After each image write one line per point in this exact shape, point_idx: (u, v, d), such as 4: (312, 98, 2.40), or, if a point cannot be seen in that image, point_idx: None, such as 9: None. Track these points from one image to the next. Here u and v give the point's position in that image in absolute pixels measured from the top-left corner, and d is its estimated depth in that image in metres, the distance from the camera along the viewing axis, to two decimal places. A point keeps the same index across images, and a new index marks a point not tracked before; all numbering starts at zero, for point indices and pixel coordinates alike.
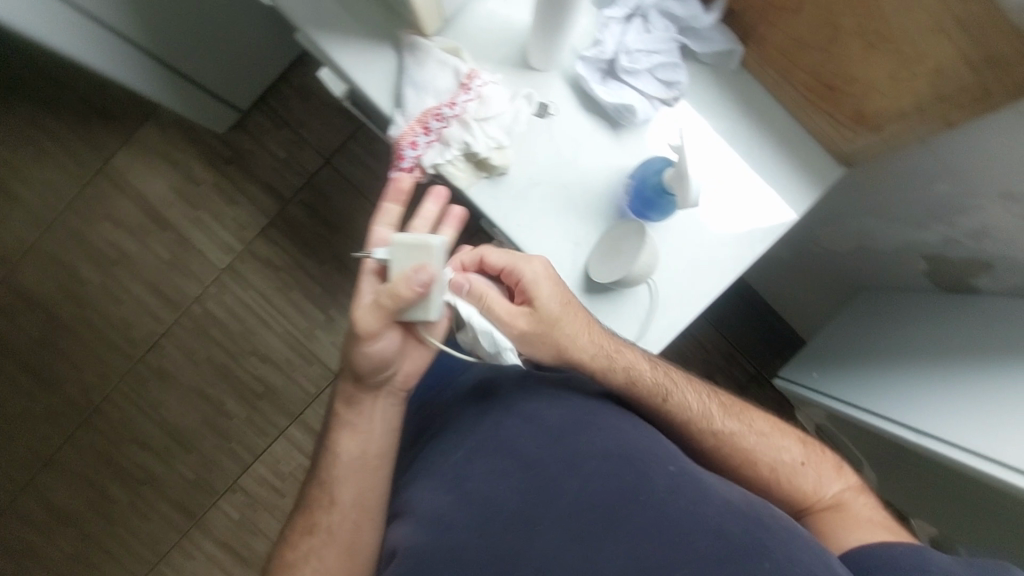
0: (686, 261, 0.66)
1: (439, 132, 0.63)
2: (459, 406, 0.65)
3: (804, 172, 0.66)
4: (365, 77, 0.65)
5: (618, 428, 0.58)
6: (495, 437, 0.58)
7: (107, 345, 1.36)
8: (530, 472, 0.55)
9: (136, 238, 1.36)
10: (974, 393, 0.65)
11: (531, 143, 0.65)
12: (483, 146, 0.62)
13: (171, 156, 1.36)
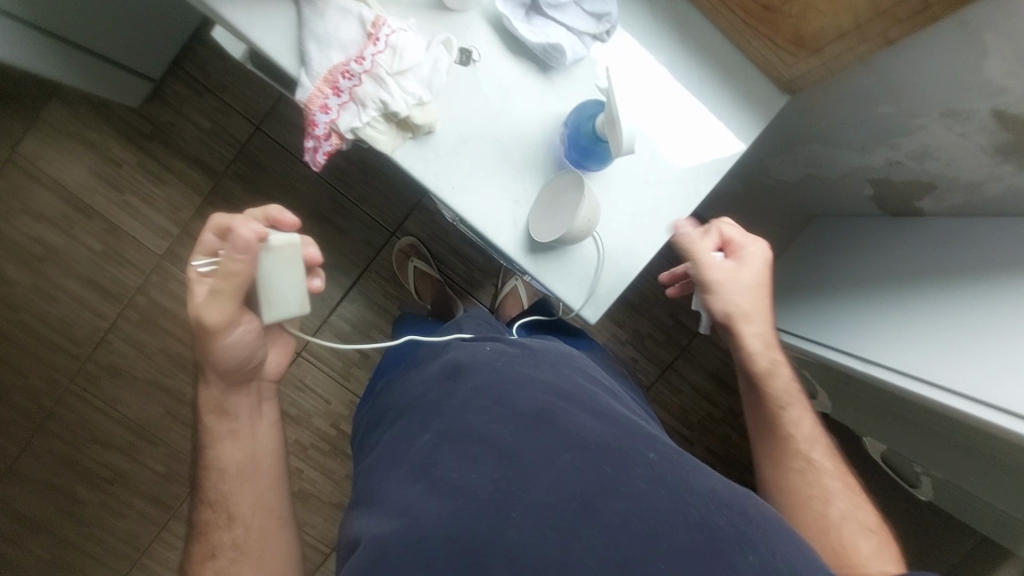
0: (630, 210, 0.63)
1: (351, 91, 0.57)
2: (429, 401, 0.64)
3: (745, 104, 0.63)
4: (263, 33, 0.58)
5: (592, 417, 0.59)
6: (468, 428, 0.57)
7: (48, 346, 1.29)
8: (503, 459, 0.54)
9: (60, 230, 1.26)
10: (918, 318, 0.66)
11: (456, 95, 0.60)
12: (403, 104, 0.57)
13: (84, 137, 1.24)
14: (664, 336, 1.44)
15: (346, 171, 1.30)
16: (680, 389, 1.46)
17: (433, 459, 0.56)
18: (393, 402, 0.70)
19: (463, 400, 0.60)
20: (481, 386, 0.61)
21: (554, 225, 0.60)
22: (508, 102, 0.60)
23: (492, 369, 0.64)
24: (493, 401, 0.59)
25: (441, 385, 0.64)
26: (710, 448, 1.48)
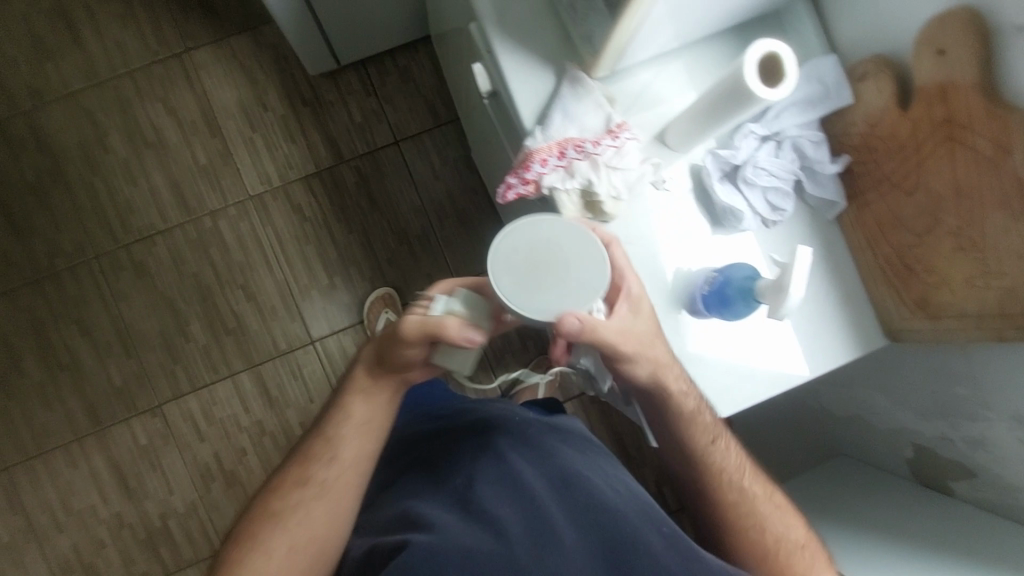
0: (724, 363, 0.70)
1: (571, 161, 0.66)
2: (462, 437, 0.71)
3: (853, 329, 0.72)
4: (521, 87, 0.70)
5: (620, 489, 0.64)
6: (501, 469, 0.64)
7: (99, 219, 1.29)
8: (538, 501, 0.59)
9: (181, 132, 1.32)
10: (928, 570, 0.70)
11: (642, 207, 0.69)
12: (604, 192, 0.67)
13: (253, 74, 1.35)
14: None
15: (447, 212, 1.40)
16: None
17: (479, 492, 0.61)
18: (432, 429, 0.76)
19: (508, 449, 0.67)
20: (525, 446, 0.68)
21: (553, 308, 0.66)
22: (675, 232, 0.70)
23: (524, 430, 0.71)
24: (529, 458, 0.66)
25: (489, 428, 0.71)
26: None
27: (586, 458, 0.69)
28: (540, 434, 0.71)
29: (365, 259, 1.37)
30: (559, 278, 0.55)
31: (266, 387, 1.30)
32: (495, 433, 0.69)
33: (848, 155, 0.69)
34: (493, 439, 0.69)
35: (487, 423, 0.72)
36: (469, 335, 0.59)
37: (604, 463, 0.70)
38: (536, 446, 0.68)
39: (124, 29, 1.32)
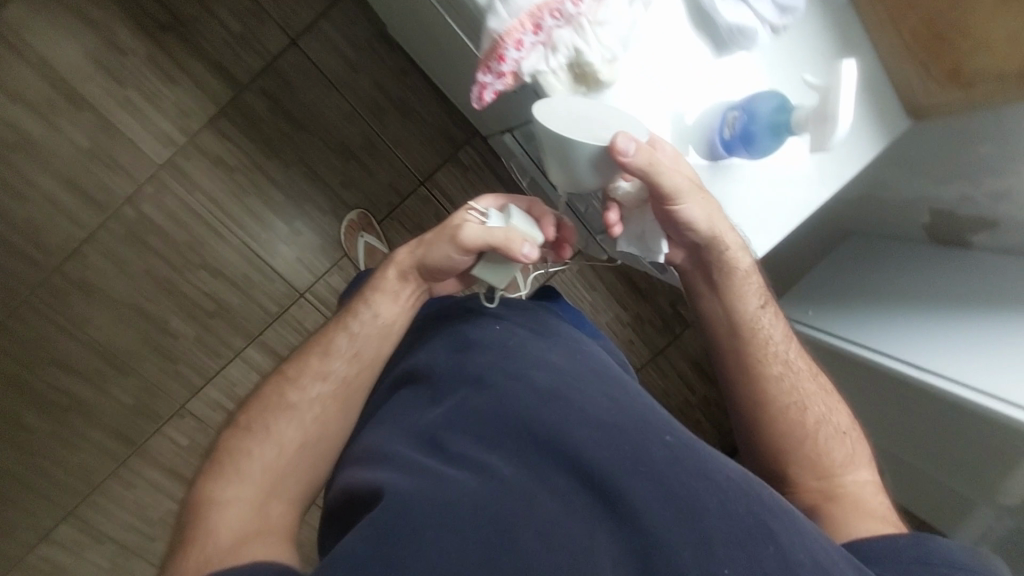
0: (756, 202, 0.66)
1: (549, 32, 0.54)
2: (443, 372, 0.68)
3: (874, 119, 0.67)
4: None
5: (611, 403, 0.61)
6: (486, 402, 0.61)
7: (7, 250, 1.11)
8: (520, 432, 0.57)
9: (40, 116, 1.08)
10: (969, 333, 0.77)
11: (639, 57, 0.59)
12: (598, 57, 0.55)
13: (85, 12, 1.06)
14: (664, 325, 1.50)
15: (384, 108, 1.22)
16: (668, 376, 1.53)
17: (501, 410, 0.60)
18: (447, 339, 0.72)
19: (534, 372, 0.64)
20: (552, 368, 0.65)
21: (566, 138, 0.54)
22: (680, 77, 0.60)
23: (501, 349, 0.68)
24: (509, 377, 0.63)
25: (514, 352, 0.67)
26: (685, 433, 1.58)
27: (568, 372, 0.65)
28: (523, 353, 0.67)
29: (318, 191, 1.23)
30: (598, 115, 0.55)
31: (277, 353, 1.26)
32: (473, 358, 0.67)
33: None
34: (519, 360, 0.66)
35: (514, 347, 0.68)
36: (525, 251, 0.63)
37: (595, 369, 0.68)
38: (569, 369, 0.66)
39: None
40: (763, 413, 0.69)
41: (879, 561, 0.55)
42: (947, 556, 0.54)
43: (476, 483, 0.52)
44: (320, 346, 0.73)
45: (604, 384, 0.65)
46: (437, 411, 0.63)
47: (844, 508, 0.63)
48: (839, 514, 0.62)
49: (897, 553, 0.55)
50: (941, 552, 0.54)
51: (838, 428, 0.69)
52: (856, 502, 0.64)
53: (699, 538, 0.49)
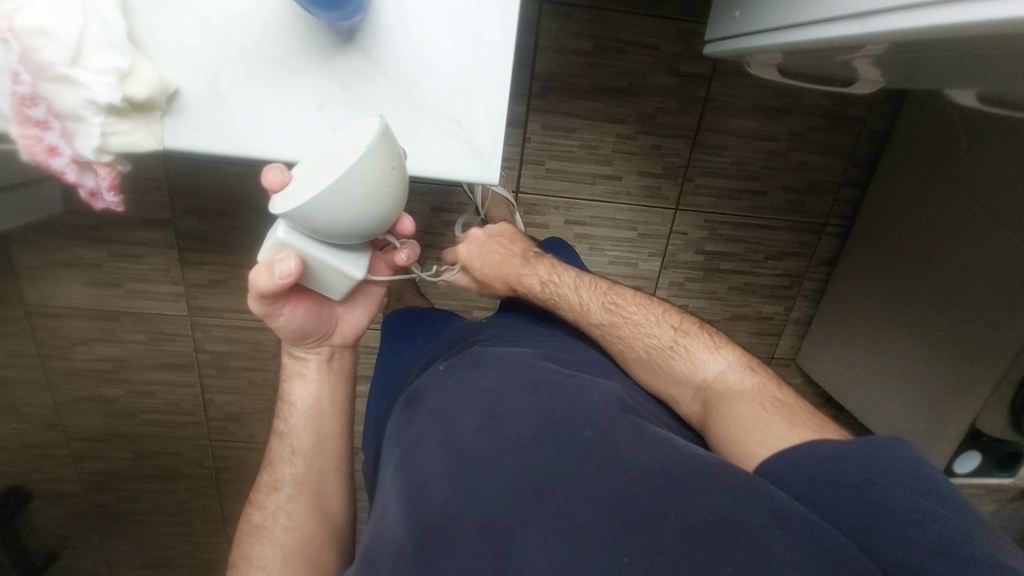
0: (449, 31, 0.47)
1: (52, 112, 0.44)
2: (394, 433, 0.65)
3: None
4: None
5: (537, 412, 0.55)
6: (420, 447, 0.56)
7: (177, 425, 1.46)
8: (450, 467, 0.52)
9: (108, 341, 1.35)
10: None
11: (170, 25, 0.46)
12: (107, 84, 0.44)
13: (56, 259, 1.25)
14: (676, 101, 1.20)
15: None
16: (724, 146, 1.25)
17: (440, 440, 0.55)
18: (402, 405, 0.68)
19: (465, 407, 0.58)
20: (480, 394, 0.59)
21: None
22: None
23: (443, 389, 0.63)
24: (441, 420, 0.58)
25: (450, 388, 0.62)
26: (789, 185, 1.30)
27: (494, 386, 0.60)
28: (458, 387, 0.62)
29: None
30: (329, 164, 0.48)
31: None
32: (415, 409, 0.63)
33: None
34: (455, 390, 0.61)
35: (451, 379, 0.64)
36: (281, 267, 0.66)
37: (521, 375, 0.61)
38: (496, 382, 0.60)
39: None
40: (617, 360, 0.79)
41: (788, 471, 0.56)
42: (847, 447, 0.55)
43: (422, 508, 0.49)
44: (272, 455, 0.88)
45: (532, 390, 0.58)
46: (390, 457, 0.60)
47: (720, 406, 0.69)
48: (728, 420, 0.67)
49: (805, 460, 0.56)
50: (840, 447, 0.55)
51: (668, 340, 0.77)
52: (732, 395, 0.69)
53: (634, 539, 0.42)
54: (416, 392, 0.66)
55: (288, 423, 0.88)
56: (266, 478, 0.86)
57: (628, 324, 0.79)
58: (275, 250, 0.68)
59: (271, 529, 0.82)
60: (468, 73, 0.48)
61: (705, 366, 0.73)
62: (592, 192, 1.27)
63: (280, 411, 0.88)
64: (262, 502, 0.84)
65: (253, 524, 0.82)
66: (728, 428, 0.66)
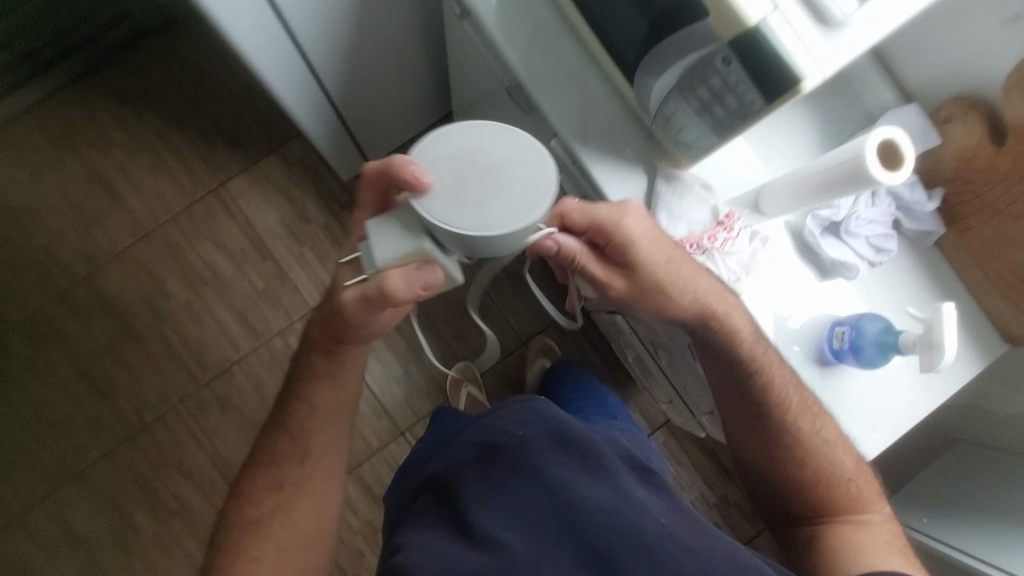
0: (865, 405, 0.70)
1: (687, 257, 0.66)
2: (452, 466, 0.59)
3: (975, 349, 0.73)
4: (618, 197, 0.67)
5: (620, 496, 0.54)
6: (493, 497, 0.54)
7: (175, 364, 1.31)
8: (535, 531, 0.51)
9: (234, 261, 1.34)
10: None
11: (756, 281, 0.69)
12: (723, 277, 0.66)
13: (288, 191, 1.35)
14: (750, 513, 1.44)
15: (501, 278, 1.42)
16: None
17: (523, 493, 0.53)
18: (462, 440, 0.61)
19: (549, 468, 0.55)
20: (564, 462, 0.56)
21: (448, 204, 0.49)
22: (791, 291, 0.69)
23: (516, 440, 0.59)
24: (521, 477, 0.55)
25: (527, 439, 0.58)
26: None
27: (569, 457, 0.57)
28: (535, 446, 0.57)
29: (435, 342, 1.39)
30: (492, 196, 0.49)
31: (371, 488, 1.34)
32: (493, 454, 0.57)
33: (941, 188, 0.67)
34: (536, 449, 0.57)
35: (530, 435, 0.59)
36: (426, 279, 0.54)
37: (595, 449, 0.59)
38: (586, 458, 0.57)
39: (156, 177, 1.33)
40: (765, 462, 0.74)
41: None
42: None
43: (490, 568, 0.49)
44: (285, 406, 0.72)
45: (610, 473, 0.57)
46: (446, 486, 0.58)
47: (860, 532, 0.69)
48: (847, 544, 0.68)
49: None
50: None
51: (845, 478, 0.71)
52: (880, 539, 0.69)
53: None
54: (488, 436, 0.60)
55: (312, 385, 0.70)
56: (272, 460, 0.71)
57: (816, 443, 0.71)
58: (417, 254, 0.53)
59: (265, 520, 0.68)
60: (864, 430, 0.70)
61: (867, 501, 0.71)
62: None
63: (321, 373, 0.70)
64: (262, 495, 0.70)
65: (254, 511, 0.69)
66: (841, 549, 0.68)
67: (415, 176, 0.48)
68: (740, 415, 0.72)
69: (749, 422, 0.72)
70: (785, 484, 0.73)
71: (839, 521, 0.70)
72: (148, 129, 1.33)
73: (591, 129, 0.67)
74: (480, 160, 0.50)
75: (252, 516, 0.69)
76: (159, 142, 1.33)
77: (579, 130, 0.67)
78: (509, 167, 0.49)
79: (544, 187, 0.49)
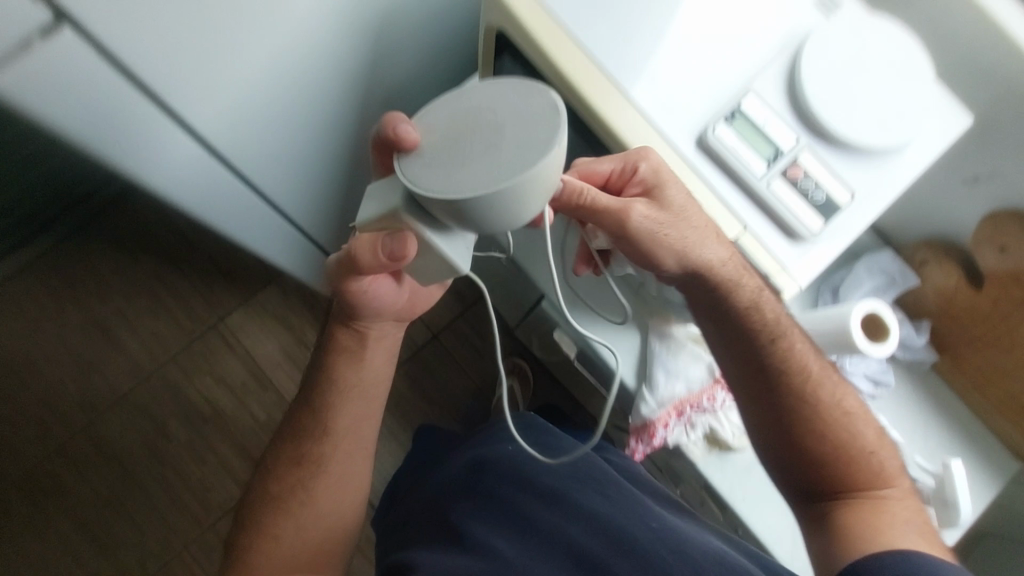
0: None
1: (690, 416, 0.66)
2: (448, 489, 0.64)
3: (992, 472, 0.71)
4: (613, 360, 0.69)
5: (607, 499, 0.60)
6: (493, 499, 0.60)
7: (178, 508, 1.28)
8: (527, 531, 0.56)
9: (235, 395, 1.34)
10: None
11: None
12: (728, 433, 0.67)
13: (286, 319, 1.37)
14: None
15: None
16: None
17: (516, 497, 0.60)
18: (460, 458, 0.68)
19: (539, 475, 0.62)
20: (555, 469, 0.63)
21: (430, 168, 0.37)
22: None
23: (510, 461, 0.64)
24: (517, 488, 0.61)
25: (520, 455, 0.65)
26: None
27: (556, 468, 0.63)
28: (526, 458, 0.65)
29: None
30: (490, 152, 0.36)
31: None
32: (483, 470, 0.64)
33: (929, 321, 0.69)
34: (526, 462, 0.64)
35: (517, 452, 0.65)
36: (393, 250, 0.42)
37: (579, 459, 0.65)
38: (567, 468, 0.63)
39: (154, 318, 1.35)
40: (769, 437, 0.57)
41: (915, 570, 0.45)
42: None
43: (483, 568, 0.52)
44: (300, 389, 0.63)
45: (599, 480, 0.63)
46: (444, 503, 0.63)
47: (877, 517, 0.52)
48: (873, 527, 0.51)
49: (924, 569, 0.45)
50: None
51: (867, 452, 0.55)
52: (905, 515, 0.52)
53: None
54: (480, 453, 0.67)
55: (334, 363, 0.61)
56: (291, 453, 0.62)
57: (832, 404, 0.56)
58: (387, 218, 0.41)
59: (285, 511, 0.60)
60: None
61: (893, 473, 0.55)
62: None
63: (341, 354, 0.60)
64: (285, 477, 0.62)
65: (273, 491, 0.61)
66: (863, 532, 0.51)
67: (401, 134, 0.38)
68: (739, 386, 0.57)
69: (743, 387, 0.57)
70: (799, 457, 0.56)
71: (855, 499, 0.54)
72: (146, 272, 1.36)
73: (581, 297, 0.70)
74: (478, 117, 0.38)
75: (270, 502, 0.61)
76: (158, 284, 1.36)
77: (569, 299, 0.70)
78: (508, 127, 0.36)
79: (544, 156, 0.35)
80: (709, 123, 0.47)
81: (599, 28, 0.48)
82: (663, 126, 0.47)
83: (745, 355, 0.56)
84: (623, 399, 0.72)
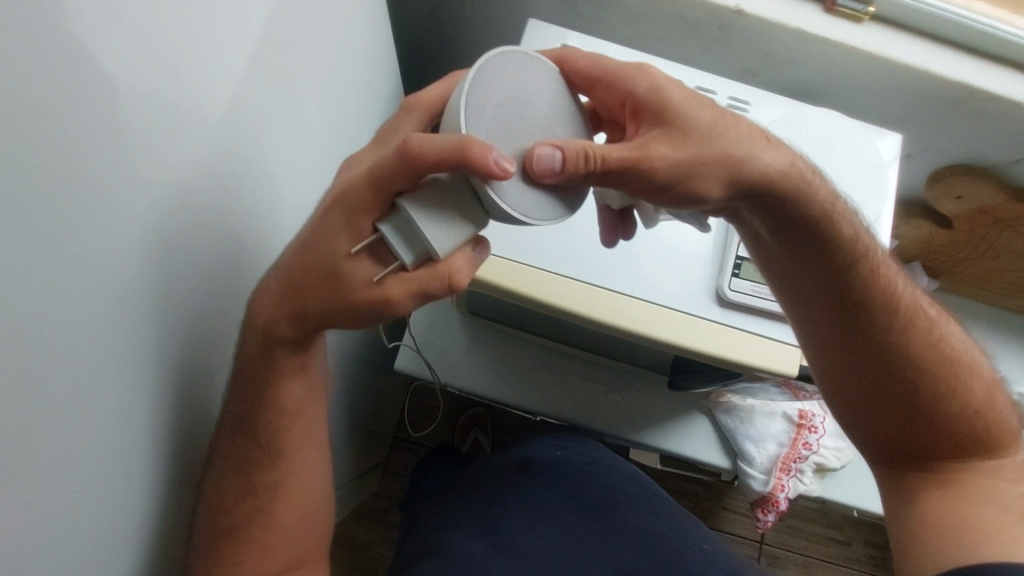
0: None
1: (796, 466, 0.69)
2: (500, 480, 0.66)
3: None
4: (701, 455, 0.70)
5: (644, 516, 0.62)
6: (535, 499, 0.62)
7: None
8: (566, 532, 0.59)
9: None
10: None
11: None
12: (833, 459, 0.70)
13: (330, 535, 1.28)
14: None
15: None
16: None
17: (556, 502, 0.62)
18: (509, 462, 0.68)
19: (584, 488, 0.64)
20: (597, 477, 0.65)
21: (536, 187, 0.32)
22: None
23: (560, 465, 0.66)
24: (562, 494, 0.63)
25: (572, 462, 0.67)
26: None
27: (601, 471, 0.67)
28: (573, 466, 0.66)
29: None
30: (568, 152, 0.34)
31: None
32: (534, 466, 0.66)
33: (917, 260, 0.74)
34: (572, 470, 0.66)
35: (571, 458, 0.67)
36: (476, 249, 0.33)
37: (621, 471, 0.68)
38: (603, 489, 0.64)
39: None
40: (873, 375, 0.46)
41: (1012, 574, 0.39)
42: None
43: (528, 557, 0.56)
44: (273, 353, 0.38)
45: (641, 500, 0.64)
46: (487, 499, 0.63)
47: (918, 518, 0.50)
48: (940, 517, 0.44)
49: None
50: None
51: (971, 412, 0.45)
52: (919, 521, 0.45)
53: None
54: (528, 455, 0.68)
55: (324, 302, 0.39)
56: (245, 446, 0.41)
57: (949, 343, 0.46)
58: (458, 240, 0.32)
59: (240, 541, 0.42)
60: None
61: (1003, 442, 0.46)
62: (827, 554, 1.32)
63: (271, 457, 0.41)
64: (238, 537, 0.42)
65: (214, 500, 0.40)
66: (950, 521, 0.43)
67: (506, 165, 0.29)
68: (827, 324, 0.45)
69: (836, 335, 0.45)
70: (893, 407, 0.46)
71: (945, 479, 0.45)
72: None
73: (643, 417, 0.70)
74: (530, 120, 0.33)
75: (224, 528, 0.41)
76: None
77: (634, 426, 0.70)
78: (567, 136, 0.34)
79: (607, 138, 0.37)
80: (717, 281, 0.47)
81: (573, 249, 0.47)
82: (682, 307, 0.47)
83: (832, 287, 0.43)
84: (725, 475, 0.74)
